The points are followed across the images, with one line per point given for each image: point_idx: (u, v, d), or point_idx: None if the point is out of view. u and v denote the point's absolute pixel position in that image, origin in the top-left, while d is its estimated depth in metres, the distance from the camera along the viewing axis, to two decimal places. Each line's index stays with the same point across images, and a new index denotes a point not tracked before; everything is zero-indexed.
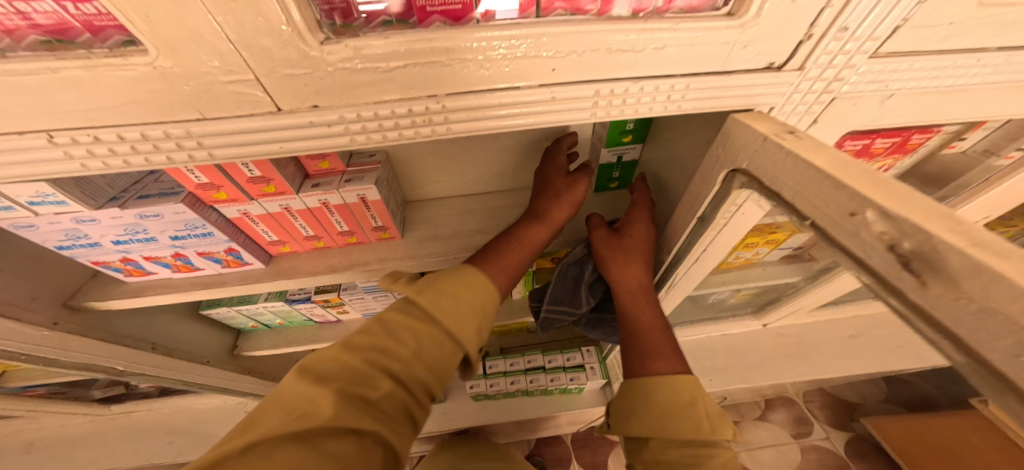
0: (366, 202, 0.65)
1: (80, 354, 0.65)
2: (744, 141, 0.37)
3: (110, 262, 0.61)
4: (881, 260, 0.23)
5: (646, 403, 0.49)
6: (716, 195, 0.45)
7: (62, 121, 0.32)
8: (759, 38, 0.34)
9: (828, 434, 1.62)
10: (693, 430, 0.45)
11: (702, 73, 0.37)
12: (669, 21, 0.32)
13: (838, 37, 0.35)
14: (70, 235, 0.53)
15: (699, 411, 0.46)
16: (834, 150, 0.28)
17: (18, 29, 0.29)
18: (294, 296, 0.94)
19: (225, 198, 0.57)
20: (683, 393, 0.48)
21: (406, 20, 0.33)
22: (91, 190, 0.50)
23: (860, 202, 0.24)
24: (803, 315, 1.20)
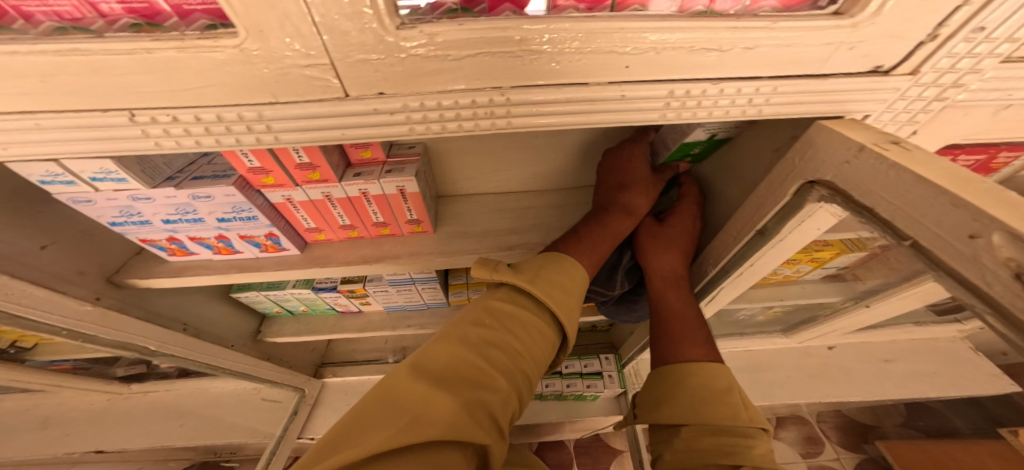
0: (404, 194, 0.65)
1: (118, 331, 0.65)
2: (831, 154, 0.36)
3: (157, 240, 0.62)
4: (1003, 289, 0.21)
5: (681, 390, 0.49)
6: (784, 207, 0.45)
7: (144, 100, 0.32)
8: (868, 40, 0.33)
9: (839, 455, 1.56)
10: (729, 417, 0.45)
11: (792, 75, 0.36)
12: (765, 20, 0.31)
13: (968, 39, 0.33)
14: (125, 212, 0.55)
15: (735, 400, 0.47)
16: (950, 164, 0.26)
17: (114, 14, 0.29)
18: (321, 284, 0.92)
19: (272, 183, 0.58)
20: (718, 382, 0.49)
21: (470, 8, 0.33)
22: (149, 169, 0.51)
23: (985, 225, 0.22)
24: (837, 335, 1.15)
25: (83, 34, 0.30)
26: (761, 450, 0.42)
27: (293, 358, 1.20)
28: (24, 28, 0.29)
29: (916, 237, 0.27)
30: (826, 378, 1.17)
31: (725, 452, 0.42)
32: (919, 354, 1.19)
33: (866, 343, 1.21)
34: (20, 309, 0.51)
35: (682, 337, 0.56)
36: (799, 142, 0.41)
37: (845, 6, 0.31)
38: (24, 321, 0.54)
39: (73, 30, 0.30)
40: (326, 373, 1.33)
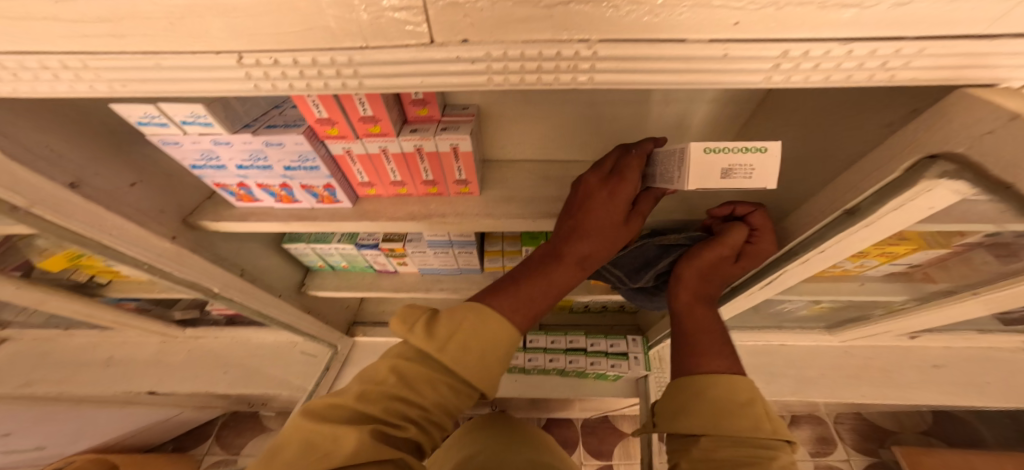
0: (457, 152, 0.65)
1: (189, 269, 0.69)
2: (970, 118, 0.34)
3: (228, 185, 0.67)
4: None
5: (697, 399, 0.43)
6: (891, 183, 0.42)
7: (254, 44, 0.34)
8: None
9: (848, 457, 1.51)
10: (750, 429, 0.39)
11: (946, 36, 0.30)
12: None
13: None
14: (205, 156, 0.59)
15: (758, 410, 0.41)
16: None
17: None
18: (363, 241, 0.93)
19: (336, 134, 0.60)
20: (740, 393, 0.43)
21: None
22: (229, 114, 0.55)
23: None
24: (885, 335, 1.09)
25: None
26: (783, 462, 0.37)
27: (330, 314, 1.25)
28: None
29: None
30: (867, 380, 1.11)
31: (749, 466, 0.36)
32: (971, 362, 1.11)
33: (911, 346, 1.15)
34: (110, 240, 0.56)
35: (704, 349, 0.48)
36: (932, 109, 0.38)
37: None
38: (111, 252, 0.59)
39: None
40: (358, 331, 1.38)
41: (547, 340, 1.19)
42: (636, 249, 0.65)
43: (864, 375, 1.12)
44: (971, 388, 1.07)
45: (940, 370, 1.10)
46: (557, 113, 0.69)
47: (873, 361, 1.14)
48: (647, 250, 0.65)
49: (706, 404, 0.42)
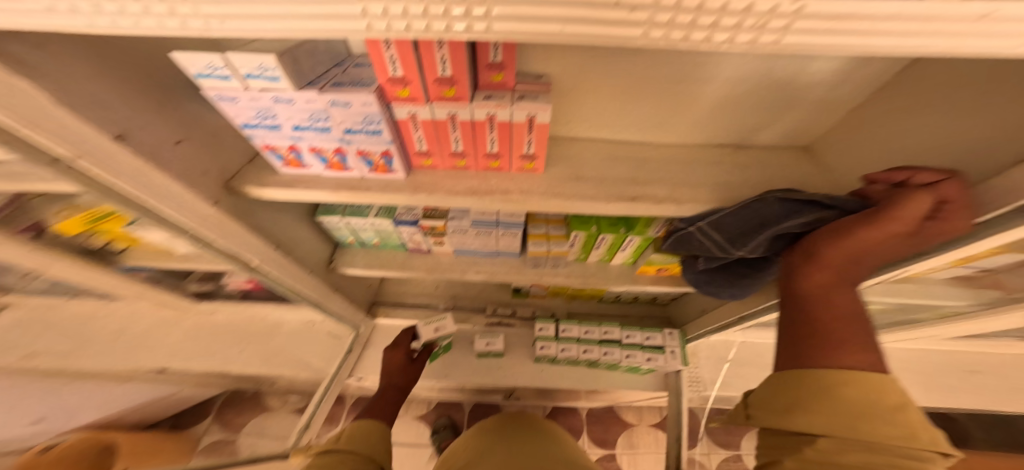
0: (533, 124, 0.58)
1: (231, 238, 0.65)
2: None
3: (278, 148, 0.60)
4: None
5: (826, 399, 0.41)
6: None
7: None
8: None
9: None
10: (888, 436, 0.38)
11: None
12: None
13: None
14: (261, 114, 0.53)
15: (901, 420, 0.39)
16: None
17: None
18: (402, 216, 0.88)
19: (406, 96, 0.54)
20: (874, 395, 0.41)
21: None
22: (296, 70, 0.50)
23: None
24: (913, 338, 1.09)
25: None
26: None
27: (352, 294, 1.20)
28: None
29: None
30: None
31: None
32: (990, 370, 1.13)
33: (935, 349, 1.16)
34: (158, 203, 0.51)
35: (837, 342, 0.46)
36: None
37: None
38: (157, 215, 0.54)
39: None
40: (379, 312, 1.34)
41: (580, 330, 1.17)
42: (752, 206, 0.59)
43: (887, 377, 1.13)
44: (986, 394, 1.11)
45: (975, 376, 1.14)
46: (645, 84, 0.63)
47: (895, 363, 1.15)
48: (767, 208, 0.58)
49: (843, 406, 0.40)
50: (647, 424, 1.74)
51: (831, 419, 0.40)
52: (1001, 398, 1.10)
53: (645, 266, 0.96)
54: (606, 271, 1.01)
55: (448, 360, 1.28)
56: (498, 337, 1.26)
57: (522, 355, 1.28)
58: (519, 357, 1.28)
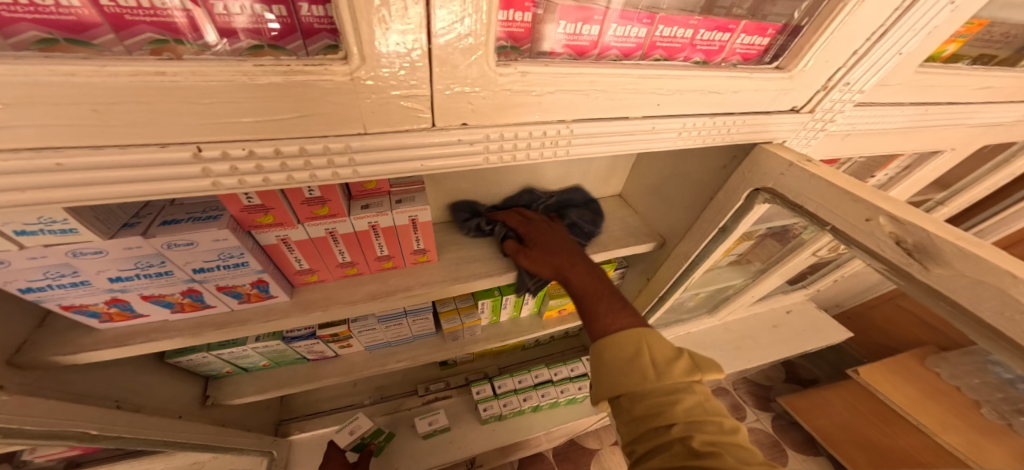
0: (416, 223, 0.61)
1: (53, 420, 0.47)
2: (770, 168, 0.52)
3: (89, 305, 0.48)
4: (894, 253, 0.37)
5: (604, 366, 0.49)
6: (739, 209, 0.60)
7: (223, 133, 0.28)
8: (794, 88, 0.48)
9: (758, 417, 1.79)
10: (641, 378, 0.46)
11: (755, 112, 0.50)
12: (746, 72, 0.44)
13: (842, 89, 0.51)
14: (52, 273, 0.42)
15: (646, 362, 0.47)
16: (844, 175, 0.43)
17: (138, 26, 0.26)
18: (294, 334, 0.81)
19: (270, 222, 0.50)
20: (628, 348, 0.48)
21: (516, 46, 0.36)
22: (106, 216, 0.41)
23: (873, 211, 0.38)
24: (744, 309, 1.43)
25: (81, 48, 0.26)
26: (684, 403, 0.43)
27: (249, 420, 0.96)
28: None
29: (832, 223, 0.43)
30: (747, 348, 1.42)
31: (659, 417, 0.43)
32: (795, 318, 1.54)
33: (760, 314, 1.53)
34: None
35: (600, 314, 0.55)
36: (744, 162, 0.57)
37: (784, 61, 0.46)
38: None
39: (175, 45, 0.28)
40: (289, 431, 1.09)
41: (514, 381, 1.18)
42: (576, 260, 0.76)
43: (745, 345, 1.43)
44: (801, 335, 1.49)
45: (778, 329, 1.50)
46: (487, 175, 0.75)
47: (746, 333, 1.47)
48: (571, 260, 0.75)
49: (605, 368, 0.48)
50: (609, 444, 1.73)
51: (613, 383, 0.47)
52: (811, 336, 1.49)
53: (547, 312, 1.05)
54: (517, 325, 1.07)
55: (392, 453, 1.10)
56: (440, 412, 1.15)
57: (470, 423, 1.19)
58: (469, 426, 1.18)
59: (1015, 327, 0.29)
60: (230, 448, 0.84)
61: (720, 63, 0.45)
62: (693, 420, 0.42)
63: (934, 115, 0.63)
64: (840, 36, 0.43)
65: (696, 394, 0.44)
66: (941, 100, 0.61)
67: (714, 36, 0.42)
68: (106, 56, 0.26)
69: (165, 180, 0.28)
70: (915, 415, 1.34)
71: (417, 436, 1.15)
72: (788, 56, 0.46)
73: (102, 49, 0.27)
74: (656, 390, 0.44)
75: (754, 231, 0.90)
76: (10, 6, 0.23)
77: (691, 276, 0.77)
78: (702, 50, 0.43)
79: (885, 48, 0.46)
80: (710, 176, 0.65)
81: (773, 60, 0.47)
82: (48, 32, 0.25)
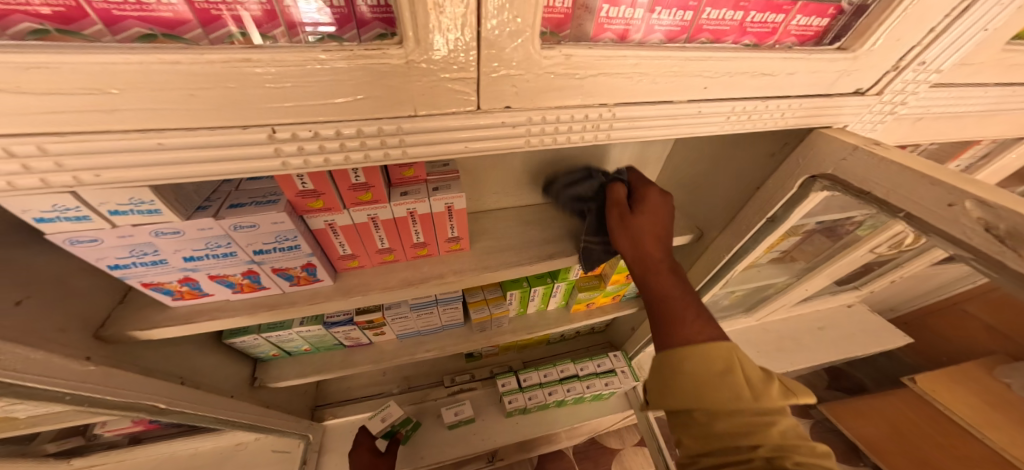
0: (451, 211, 0.63)
1: (128, 392, 0.53)
2: (831, 152, 0.49)
3: (165, 283, 0.53)
4: (982, 240, 0.33)
5: (682, 374, 0.46)
6: (792, 197, 0.58)
7: (292, 116, 0.30)
8: (860, 68, 0.46)
9: (796, 423, 1.71)
10: (733, 397, 0.43)
11: (811, 95, 0.48)
12: (804, 53, 0.43)
13: (916, 69, 0.48)
14: (136, 251, 0.47)
15: (741, 379, 0.44)
16: (918, 157, 0.40)
17: (220, 21, 0.29)
18: (333, 319, 0.85)
19: (320, 207, 0.54)
20: (719, 362, 0.45)
21: (557, 33, 0.37)
22: (182, 198, 0.45)
23: (958, 195, 0.35)
24: (784, 310, 1.37)
25: (174, 42, 0.29)
26: (779, 427, 0.42)
27: (289, 402, 1.02)
28: (104, 37, 0.27)
29: (907, 209, 0.40)
30: (785, 349, 1.36)
31: (745, 435, 0.42)
32: (838, 319, 1.46)
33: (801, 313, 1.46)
34: (14, 376, 0.39)
35: (672, 320, 0.50)
36: (798, 148, 0.55)
37: (847, 42, 0.44)
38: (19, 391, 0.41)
39: (250, 36, 0.30)
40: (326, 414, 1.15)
41: (540, 374, 1.19)
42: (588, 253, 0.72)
43: (782, 346, 1.36)
44: (845, 337, 1.40)
45: (820, 329, 1.42)
46: (520, 163, 0.77)
47: (784, 333, 1.40)
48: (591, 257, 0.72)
49: (689, 377, 0.45)
50: (632, 445, 1.70)
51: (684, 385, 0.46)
52: (857, 339, 1.40)
53: (575, 305, 1.05)
54: (544, 317, 1.08)
55: (420, 441, 1.14)
56: (466, 403, 1.17)
57: (496, 415, 1.21)
58: (494, 417, 1.20)
59: None
60: (274, 426, 0.89)
61: (773, 45, 0.44)
62: (786, 444, 0.40)
63: (1020, 97, 0.58)
64: (915, 13, 0.41)
65: (788, 417, 0.43)
66: (1021, 81, 0.56)
67: (766, 18, 0.41)
68: (196, 47, 0.29)
69: (241, 160, 0.31)
70: (973, 425, 1.27)
71: (444, 426, 1.17)
72: (852, 37, 0.44)
73: (190, 43, 0.30)
74: (737, 389, 0.44)
75: (803, 226, 0.86)
76: (118, 6, 0.26)
77: (733, 269, 0.74)
78: (753, 32, 0.42)
79: (968, 23, 0.43)
80: (758, 163, 0.63)
81: (834, 40, 0.45)
82: (148, 29, 0.28)
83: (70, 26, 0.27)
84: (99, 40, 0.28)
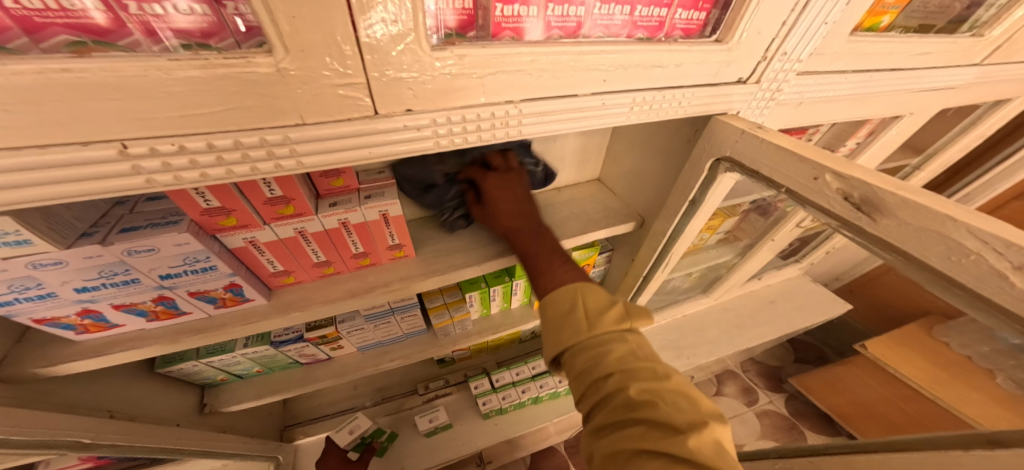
0: (387, 218, 0.62)
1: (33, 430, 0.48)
2: (725, 136, 0.51)
3: (61, 318, 0.48)
4: (842, 208, 0.36)
5: (545, 323, 0.50)
6: (703, 181, 0.59)
7: (148, 130, 0.28)
8: (737, 58, 0.48)
9: (771, 398, 1.80)
10: (579, 330, 0.46)
11: (703, 83, 0.49)
12: (685, 45, 0.43)
13: (782, 59, 0.50)
14: (14, 287, 0.42)
15: (582, 313, 0.47)
16: (792, 137, 0.42)
17: (49, 27, 0.26)
18: (281, 337, 0.81)
19: (234, 224, 0.50)
20: (565, 303, 0.49)
21: (463, 34, 0.36)
22: (59, 225, 0.41)
23: (820, 170, 0.37)
24: (738, 289, 1.43)
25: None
26: (617, 353, 0.43)
27: (252, 426, 0.97)
28: None
29: (786, 186, 0.42)
30: (745, 327, 1.42)
31: (596, 370, 0.43)
32: (791, 294, 1.54)
33: (757, 291, 1.53)
34: None
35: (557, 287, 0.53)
36: (702, 134, 0.56)
37: (722, 35, 0.46)
38: None
39: (95, 46, 0.28)
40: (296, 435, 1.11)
41: (511, 374, 1.19)
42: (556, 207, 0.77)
43: (742, 325, 1.42)
44: (798, 311, 1.48)
45: (775, 305, 1.49)
46: None
47: (742, 312, 1.47)
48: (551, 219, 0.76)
49: (549, 323, 0.49)
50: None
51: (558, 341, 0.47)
52: (809, 312, 1.48)
53: None
54: (507, 316, 1.07)
55: (396, 453, 1.11)
56: (440, 408, 1.16)
57: (472, 419, 1.20)
58: (471, 421, 1.19)
59: (964, 271, 0.28)
60: (233, 452, 0.84)
61: (664, 39, 0.44)
62: (627, 369, 0.41)
63: (883, 81, 0.60)
64: (771, 5, 0.43)
65: (629, 343, 0.44)
66: (885, 68, 0.59)
67: (653, 12, 0.41)
68: (19, 57, 0.25)
69: (108, 181, 0.28)
70: (926, 387, 1.34)
71: (420, 435, 1.15)
72: (725, 29, 0.45)
73: (11, 52, 0.26)
74: (591, 343, 0.45)
75: (735, 206, 0.89)
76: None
77: (669, 253, 0.76)
78: (644, 26, 0.42)
79: (811, 17, 0.46)
80: (675, 151, 0.64)
81: (713, 33, 0.46)
82: None
83: None
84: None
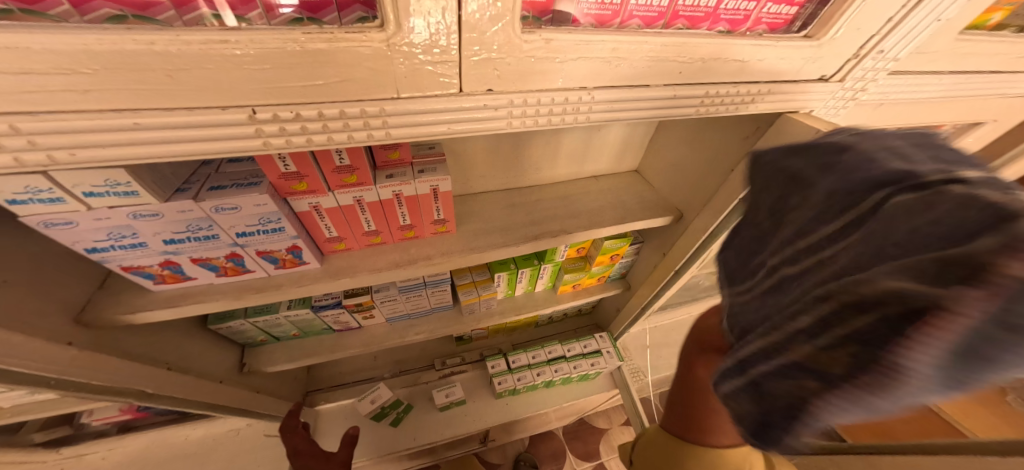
0: (437, 193, 0.64)
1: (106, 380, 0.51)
2: (797, 134, 0.52)
3: (145, 267, 0.53)
4: None
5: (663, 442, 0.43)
6: None
7: (270, 97, 0.30)
8: (824, 55, 0.48)
9: None
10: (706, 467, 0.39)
11: (780, 81, 0.50)
12: (771, 41, 0.44)
13: (876, 57, 0.50)
14: (114, 234, 0.46)
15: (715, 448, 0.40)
16: (875, 139, 0.43)
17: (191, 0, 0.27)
18: (321, 302, 0.86)
19: (304, 189, 0.54)
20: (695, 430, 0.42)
21: (539, 16, 0.37)
22: (160, 180, 0.45)
23: None
24: None
25: (146, 23, 0.27)
26: None
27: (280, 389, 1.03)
28: (72, 18, 0.26)
29: None
30: None
31: None
32: None
33: None
34: None
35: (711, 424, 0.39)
36: (770, 131, 0.57)
37: (812, 30, 0.46)
38: None
39: (222, 17, 0.28)
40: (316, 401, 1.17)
41: (527, 356, 1.22)
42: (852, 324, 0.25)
43: None
44: None
45: None
46: (516, 144, 0.78)
47: None
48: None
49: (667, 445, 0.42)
50: (619, 424, 1.77)
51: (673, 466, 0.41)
52: None
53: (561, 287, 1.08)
54: (530, 299, 1.10)
55: (410, 424, 1.17)
56: (456, 385, 1.20)
57: (484, 397, 1.24)
58: (484, 399, 1.24)
59: None
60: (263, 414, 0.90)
61: (746, 32, 0.45)
62: None
63: (964, 84, 0.59)
64: (876, 3, 0.43)
65: None
66: (976, 68, 0.58)
67: (740, 5, 0.42)
68: (168, 29, 0.27)
69: (224, 142, 0.31)
70: None
71: (433, 409, 1.20)
72: (818, 24, 0.46)
73: (163, 25, 0.28)
74: None
75: None
76: None
77: (709, 249, 0.77)
78: (726, 19, 0.43)
79: (922, 14, 0.45)
80: (734, 149, 0.65)
81: (802, 29, 0.47)
82: (119, 9, 0.27)
83: (34, 5, 0.25)
84: (67, 21, 0.26)
